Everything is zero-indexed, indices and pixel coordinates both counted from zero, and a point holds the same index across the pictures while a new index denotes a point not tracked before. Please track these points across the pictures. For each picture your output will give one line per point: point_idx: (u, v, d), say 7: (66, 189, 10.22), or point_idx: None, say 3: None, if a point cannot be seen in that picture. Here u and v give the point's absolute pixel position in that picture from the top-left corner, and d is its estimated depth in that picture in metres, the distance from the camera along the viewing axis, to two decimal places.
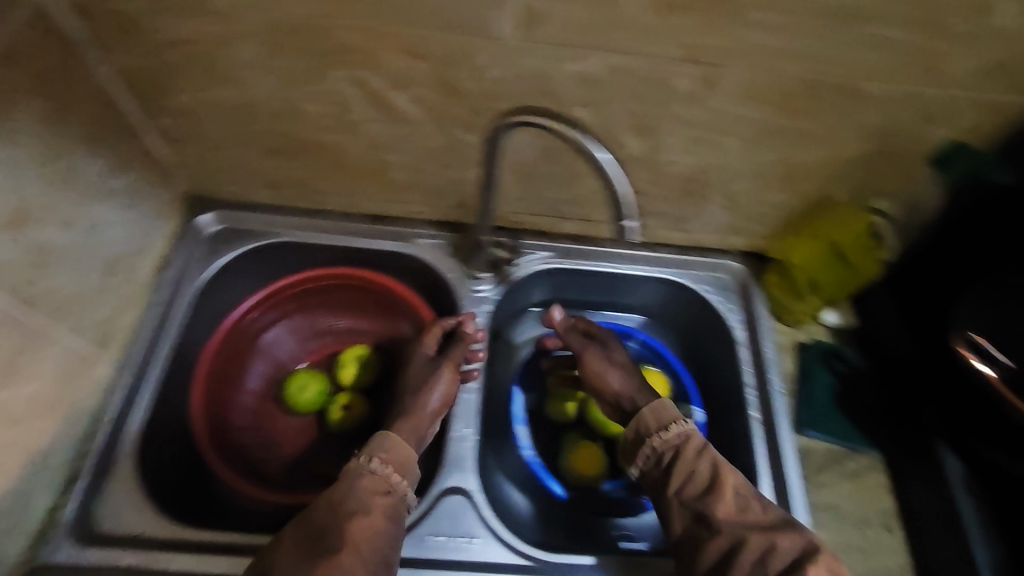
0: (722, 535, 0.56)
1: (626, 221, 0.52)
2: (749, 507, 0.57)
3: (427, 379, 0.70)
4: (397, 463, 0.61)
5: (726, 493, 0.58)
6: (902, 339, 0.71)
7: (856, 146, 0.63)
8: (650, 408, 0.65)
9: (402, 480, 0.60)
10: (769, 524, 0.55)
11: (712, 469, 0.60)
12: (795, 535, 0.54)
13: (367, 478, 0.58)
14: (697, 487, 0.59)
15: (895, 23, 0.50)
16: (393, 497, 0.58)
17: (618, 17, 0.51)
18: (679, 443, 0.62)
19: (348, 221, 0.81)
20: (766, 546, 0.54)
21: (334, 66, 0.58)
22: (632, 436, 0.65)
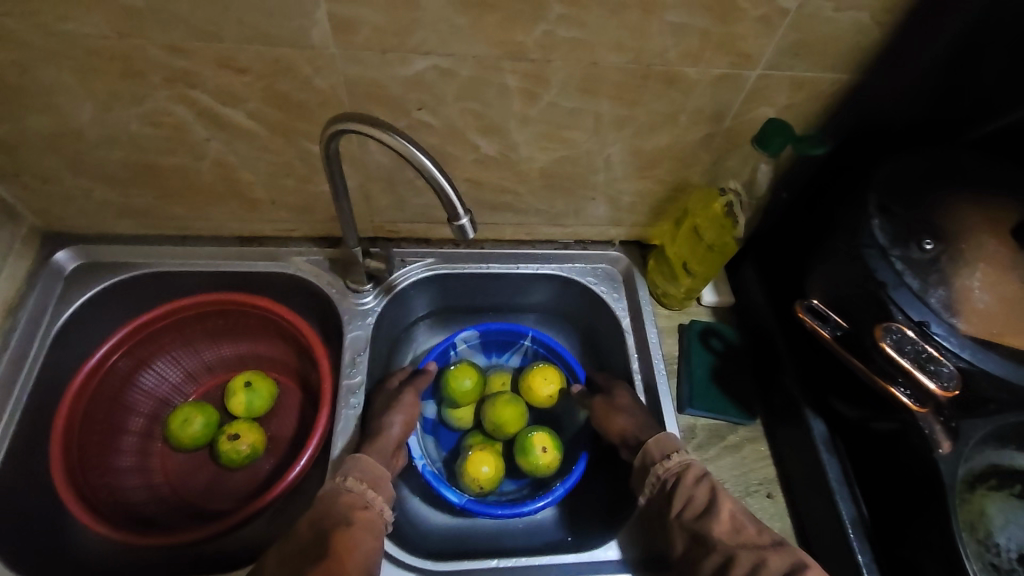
0: (716, 551, 0.53)
1: (460, 220, 0.52)
2: (746, 529, 0.53)
3: (392, 403, 0.70)
4: (369, 479, 0.59)
5: (721, 513, 0.54)
6: (768, 311, 0.76)
7: (693, 130, 0.66)
8: (654, 438, 0.63)
9: (378, 496, 0.58)
10: (762, 544, 0.51)
11: (709, 491, 0.57)
12: (785, 553, 0.50)
13: (345, 496, 0.57)
14: (696, 509, 0.56)
15: (691, 10, 0.52)
16: (371, 512, 0.57)
17: (428, 20, 0.51)
18: (680, 471, 0.60)
19: (222, 245, 0.79)
20: (758, 563, 0.50)
21: (156, 85, 0.56)
22: (639, 466, 0.63)
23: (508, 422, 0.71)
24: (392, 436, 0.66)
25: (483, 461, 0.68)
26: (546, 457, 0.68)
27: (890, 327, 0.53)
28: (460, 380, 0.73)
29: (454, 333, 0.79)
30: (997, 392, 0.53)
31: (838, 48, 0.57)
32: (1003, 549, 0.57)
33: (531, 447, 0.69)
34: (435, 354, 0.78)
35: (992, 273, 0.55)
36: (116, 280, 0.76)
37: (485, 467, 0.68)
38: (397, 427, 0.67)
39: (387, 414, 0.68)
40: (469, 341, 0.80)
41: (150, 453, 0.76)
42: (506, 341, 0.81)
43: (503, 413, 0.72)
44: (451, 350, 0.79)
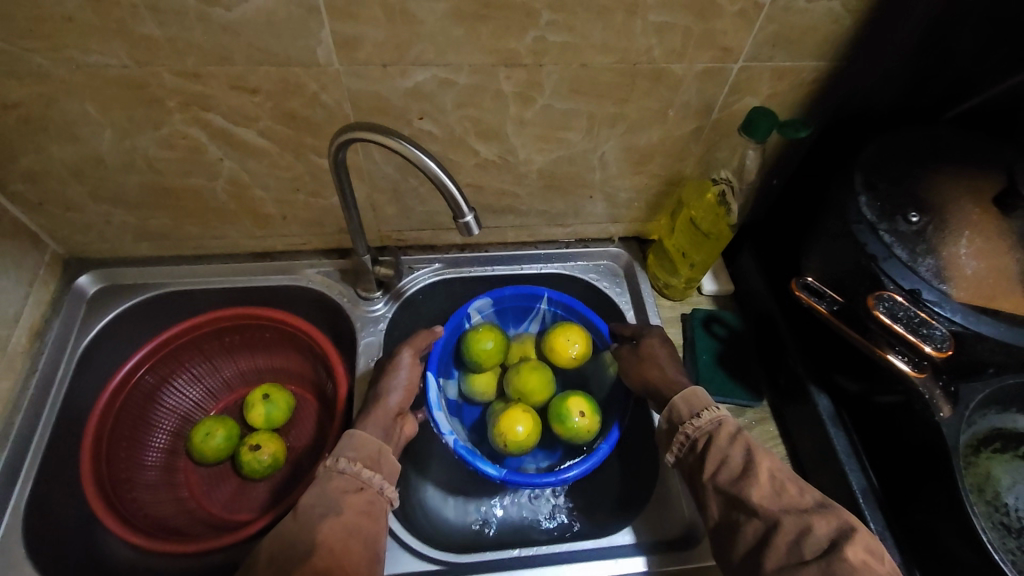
0: (756, 517, 0.54)
1: (466, 217, 0.54)
2: (787, 489, 0.55)
3: (386, 380, 0.70)
4: (365, 459, 0.61)
5: (759, 476, 0.56)
6: (766, 295, 0.78)
7: (683, 124, 0.69)
8: (682, 397, 0.65)
9: (375, 475, 0.60)
10: (805, 507, 0.53)
11: (743, 451, 0.58)
12: (830, 517, 0.52)
13: (337, 478, 0.59)
14: (731, 471, 0.57)
15: (672, 10, 0.56)
16: (366, 493, 0.59)
17: (425, 33, 0.55)
18: (712, 429, 0.61)
19: (236, 262, 0.82)
20: (803, 527, 0.51)
21: (171, 109, 0.60)
22: (667, 424, 0.65)
23: (536, 383, 0.73)
24: (390, 405, 0.68)
25: (518, 420, 0.69)
26: (584, 422, 0.70)
27: (882, 296, 0.55)
28: (483, 343, 0.74)
29: (467, 305, 0.80)
30: (994, 353, 0.55)
31: (814, 37, 0.60)
32: (1012, 508, 0.58)
33: (568, 413, 0.70)
34: (450, 328, 0.78)
35: (978, 241, 0.57)
36: (137, 301, 0.79)
37: (521, 427, 0.69)
38: (394, 395, 0.69)
39: (387, 389, 0.69)
40: (483, 311, 0.80)
41: (175, 467, 0.78)
42: (520, 311, 0.82)
43: (530, 374, 0.73)
44: (466, 322, 0.80)
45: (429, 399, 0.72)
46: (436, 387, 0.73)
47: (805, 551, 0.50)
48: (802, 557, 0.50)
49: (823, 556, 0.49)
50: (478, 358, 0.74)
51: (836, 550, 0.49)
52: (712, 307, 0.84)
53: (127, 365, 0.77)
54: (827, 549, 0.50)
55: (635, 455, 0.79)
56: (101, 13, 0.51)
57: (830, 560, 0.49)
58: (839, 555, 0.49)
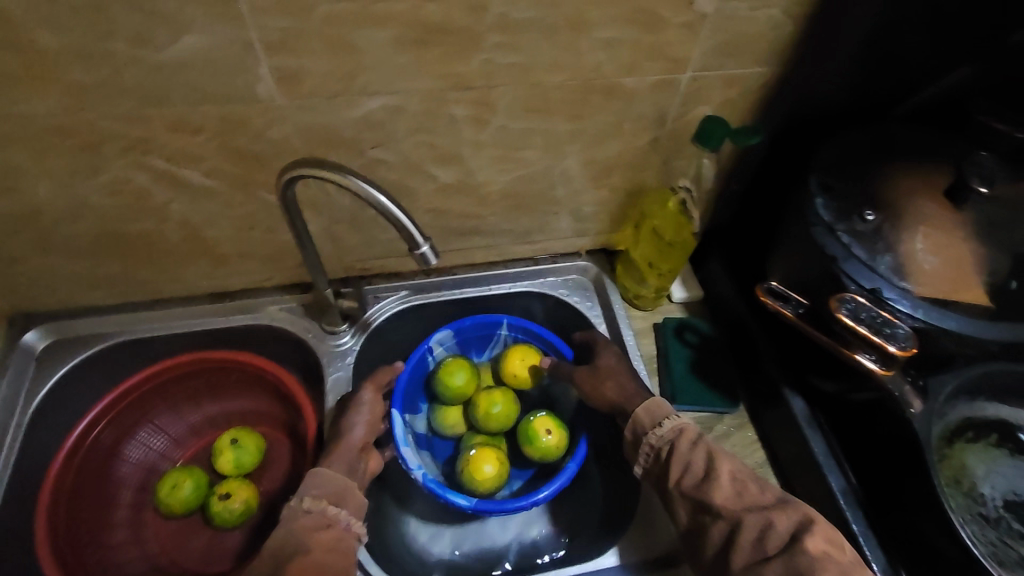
0: (721, 518, 0.53)
1: (421, 248, 0.52)
2: (747, 490, 0.54)
3: (351, 411, 0.69)
4: (330, 495, 0.59)
5: (720, 478, 0.55)
6: (736, 299, 0.78)
7: (638, 136, 0.69)
8: (643, 408, 0.63)
9: (342, 511, 0.58)
10: (767, 503, 0.53)
11: (705, 456, 0.58)
12: (790, 511, 0.52)
13: (303, 518, 0.56)
14: (694, 476, 0.57)
15: (617, 26, 0.55)
16: (335, 530, 0.56)
17: (368, 63, 0.54)
18: (674, 437, 0.60)
19: (195, 304, 0.79)
20: (765, 524, 0.51)
21: (111, 155, 0.57)
22: (631, 436, 0.64)
23: (501, 412, 0.72)
24: (353, 440, 0.66)
25: (486, 461, 0.68)
26: (553, 440, 0.69)
27: (845, 297, 0.55)
28: (454, 376, 0.72)
29: (428, 338, 0.78)
30: (957, 344, 0.56)
31: (759, 45, 0.61)
32: (988, 498, 0.59)
33: (536, 434, 0.69)
34: (413, 363, 0.76)
35: (934, 235, 0.58)
36: (90, 353, 0.76)
37: (489, 467, 0.68)
38: (358, 430, 0.67)
39: (350, 421, 0.68)
40: (445, 343, 0.79)
41: (143, 523, 0.74)
42: (483, 337, 0.80)
43: (496, 405, 0.72)
44: (428, 356, 0.77)
45: (395, 436, 0.70)
46: (402, 423, 0.71)
47: (768, 548, 0.50)
48: (767, 552, 0.50)
49: (785, 549, 0.49)
50: (448, 391, 0.73)
51: (797, 543, 0.49)
52: (683, 315, 0.84)
53: (82, 422, 0.74)
54: (789, 543, 0.49)
55: (615, 472, 0.78)
56: (28, 63, 0.49)
57: (791, 553, 0.48)
58: (799, 547, 0.48)
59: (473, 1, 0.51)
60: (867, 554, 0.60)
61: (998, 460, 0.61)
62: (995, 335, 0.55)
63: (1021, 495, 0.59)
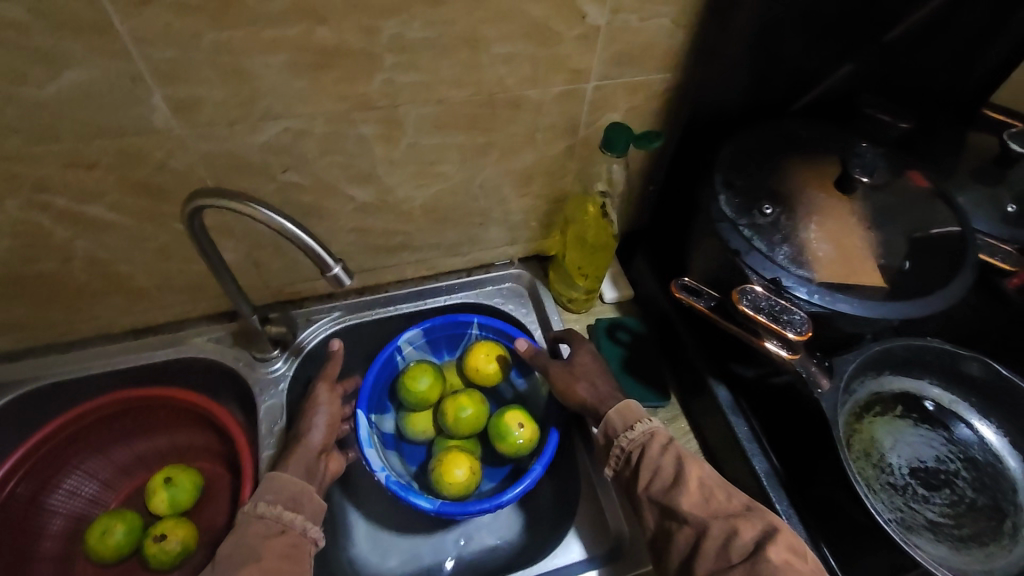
0: (687, 525, 0.55)
1: (333, 269, 0.52)
2: (715, 497, 0.55)
3: (309, 409, 0.68)
4: (286, 500, 0.59)
5: (689, 483, 0.56)
6: (662, 297, 0.81)
7: (552, 145, 0.70)
8: (616, 410, 0.65)
9: (298, 516, 0.58)
10: (733, 511, 0.54)
11: (675, 460, 0.59)
12: (755, 519, 0.53)
13: (256, 525, 0.57)
14: (663, 480, 0.58)
15: (512, 41, 0.57)
16: (289, 536, 0.57)
17: (264, 88, 0.54)
18: (645, 441, 0.62)
19: (116, 342, 0.77)
20: (730, 530, 0.52)
21: (4, 196, 0.55)
22: (604, 438, 0.65)
23: (471, 415, 0.71)
24: (313, 442, 0.65)
25: (458, 464, 0.68)
26: (524, 434, 0.70)
27: (745, 289, 0.58)
28: (419, 381, 0.72)
29: (397, 337, 0.78)
30: (854, 326, 0.59)
31: (655, 52, 0.64)
32: (896, 467, 0.62)
33: (508, 429, 0.70)
34: (380, 362, 0.76)
35: (827, 224, 0.62)
36: (4, 401, 0.72)
37: (460, 471, 0.67)
38: (316, 433, 0.66)
39: (308, 419, 0.67)
40: (414, 343, 0.79)
41: (72, 574, 0.71)
42: (453, 338, 0.81)
43: (466, 408, 0.71)
44: (398, 355, 0.78)
45: (360, 437, 0.70)
46: (367, 424, 0.71)
47: (732, 555, 0.52)
48: (730, 560, 0.52)
49: (749, 557, 0.51)
50: (414, 397, 0.72)
51: (760, 551, 0.50)
52: (615, 314, 0.86)
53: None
54: (752, 551, 0.51)
55: (563, 475, 0.79)
56: None
57: (754, 561, 0.50)
58: (763, 556, 0.50)
59: (365, 24, 0.51)
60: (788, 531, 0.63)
61: (903, 430, 0.65)
62: (888, 314, 0.58)
63: (925, 461, 0.63)
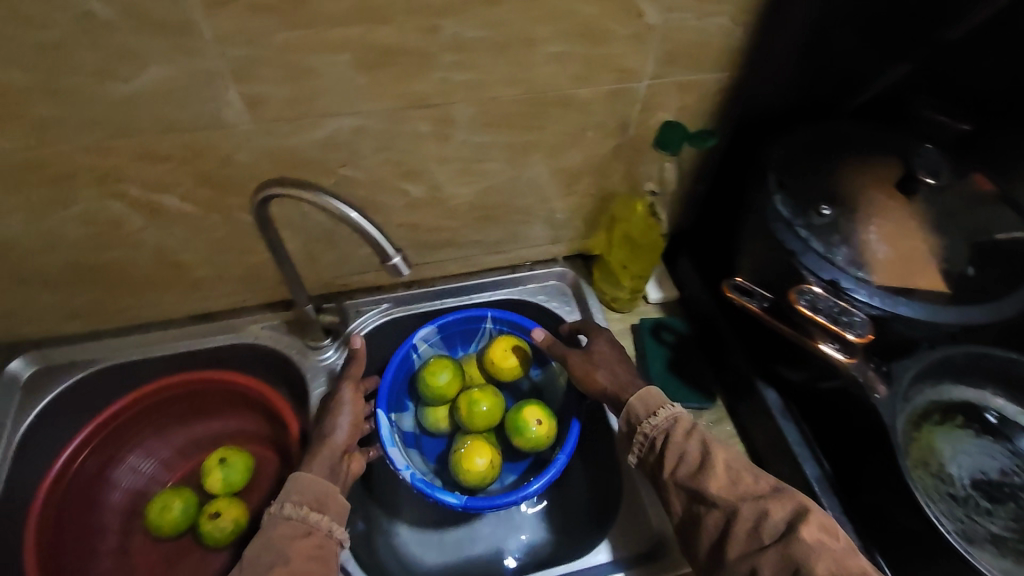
0: (716, 508, 0.54)
1: (392, 259, 0.54)
2: (742, 479, 0.55)
3: (334, 406, 0.70)
4: (312, 501, 0.59)
5: (715, 467, 0.56)
6: (708, 298, 0.80)
7: (600, 144, 0.71)
8: (637, 397, 0.64)
9: (323, 517, 0.59)
10: (761, 493, 0.54)
11: (700, 445, 0.58)
12: (784, 499, 0.52)
13: (282, 526, 0.57)
14: (689, 466, 0.57)
15: (566, 40, 0.58)
16: (315, 537, 0.57)
17: (326, 85, 0.56)
18: (668, 426, 0.61)
19: (178, 327, 0.80)
20: (759, 512, 0.52)
21: (85, 185, 0.59)
22: (626, 425, 0.65)
23: (486, 409, 0.72)
24: (336, 443, 0.66)
25: (478, 453, 0.69)
26: (542, 429, 0.70)
27: (802, 289, 0.57)
28: (437, 375, 0.73)
29: (413, 335, 0.79)
30: (913, 330, 0.58)
31: (708, 51, 0.63)
32: (957, 478, 0.60)
33: (525, 423, 0.70)
34: (397, 361, 0.77)
35: (887, 226, 0.60)
36: (74, 380, 0.76)
37: (481, 460, 0.68)
38: (340, 433, 0.67)
39: (331, 419, 0.68)
40: (429, 340, 0.80)
41: (131, 548, 0.75)
42: (468, 333, 0.82)
43: (482, 401, 0.72)
44: (413, 353, 0.79)
45: (382, 436, 0.71)
46: (388, 423, 0.72)
47: (764, 537, 0.51)
48: (762, 541, 0.51)
49: (781, 538, 0.50)
50: (432, 391, 0.73)
51: (791, 532, 0.50)
52: (659, 315, 0.86)
53: (66, 450, 0.74)
54: (785, 531, 0.50)
55: (603, 473, 0.79)
56: None
57: (787, 542, 0.49)
58: (795, 536, 0.49)
59: (425, 24, 0.53)
60: None
61: (963, 440, 0.63)
62: (952, 318, 0.56)
63: (989, 473, 0.61)
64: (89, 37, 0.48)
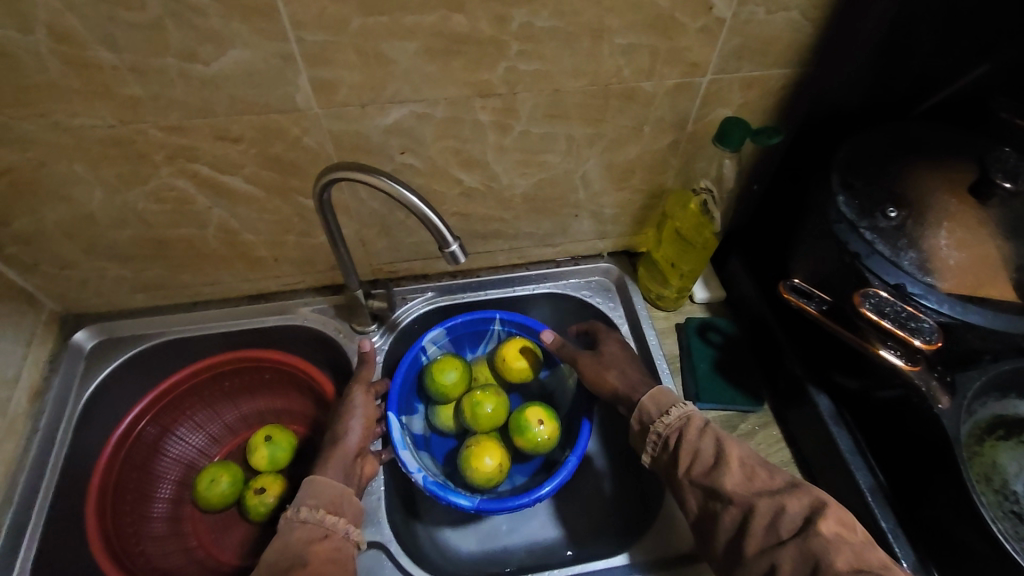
0: (732, 505, 0.54)
1: (451, 247, 0.54)
2: (757, 476, 0.55)
3: (344, 410, 0.70)
4: (327, 504, 0.61)
5: (731, 464, 0.55)
6: (759, 300, 0.78)
7: (659, 139, 0.70)
8: (649, 398, 0.64)
9: (339, 520, 0.60)
10: (777, 489, 0.53)
11: (714, 442, 0.58)
12: (802, 495, 0.52)
13: (299, 529, 0.58)
14: (703, 463, 0.57)
15: (635, 32, 0.57)
16: (333, 540, 0.58)
17: (397, 72, 0.56)
18: (681, 425, 0.60)
19: (232, 305, 0.83)
20: (776, 507, 0.51)
21: (159, 163, 0.61)
22: (637, 425, 0.64)
23: (490, 409, 0.72)
24: (348, 445, 0.67)
25: (488, 453, 0.69)
26: (545, 430, 0.70)
27: (868, 293, 0.55)
28: (442, 376, 0.73)
29: (422, 337, 0.79)
30: (984, 341, 0.56)
31: (777, 47, 0.62)
32: (1022, 496, 0.58)
33: (528, 424, 0.70)
34: (407, 362, 0.77)
35: (959, 231, 0.58)
36: (134, 352, 0.80)
37: (490, 460, 0.68)
38: (353, 436, 0.68)
39: (342, 423, 0.69)
40: (438, 342, 0.80)
41: (183, 518, 0.77)
42: (477, 335, 0.82)
43: (486, 401, 0.72)
44: (422, 355, 0.79)
45: (394, 439, 0.70)
46: (400, 427, 0.72)
47: (782, 532, 0.50)
48: (780, 537, 0.50)
49: (799, 532, 0.50)
50: (439, 391, 0.73)
51: (810, 526, 0.49)
52: (705, 315, 0.85)
53: (125, 419, 0.77)
54: (803, 526, 0.50)
55: (641, 470, 0.78)
56: (85, 78, 0.53)
57: (805, 536, 0.49)
58: (814, 529, 0.49)
59: (498, 13, 0.53)
60: (896, 551, 0.60)
61: None
62: (1023, 329, 0.54)
63: None
64: (177, 19, 0.49)
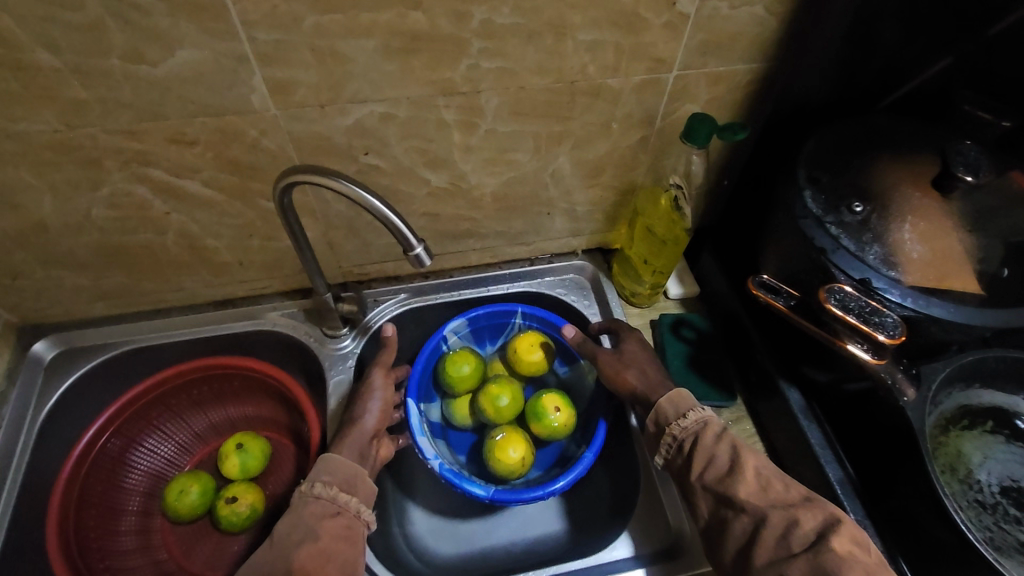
0: (744, 513, 0.54)
1: (415, 249, 0.53)
2: (772, 486, 0.54)
3: (364, 394, 0.70)
4: (340, 482, 0.60)
5: (746, 472, 0.55)
6: (729, 295, 0.79)
7: (628, 136, 0.70)
8: (667, 399, 0.64)
9: (352, 498, 0.59)
10: (792, 501, 0.53)
11: (730, 450, 0.58)
12: (816, 509, 0.52)
13: (313, 504, 0.57)
14: (718, 469, 0.57)
15: (599, 28, 0.56)
16: (343, 518, 0.58)
17: (357, 71, 0.55)
18: (698, 429, 0.61)
19: (199, 312, 0.81)
20: (790, 521, 0.51)
21: (112, 169, 0.59)
22: (654, 425, 0.65)
23: (507, 402, 0.71)
24: (366, 427, 0.67)
25: (512, 445, 0.68)
26: (561, 418, 0.70)
27: (833, 288, 0.55)
28: (458, 367, 0.73)
29: (443, 326, 0.79)
30: (948, 333, 0.57)
31: (743, 42, 0.62)
32: (985, 484, 0.59)
33: (545, 411, 0.70)
34: (427, 351, 0.77)
35: (922, 224, 0.58)
36: (96, 362, 0.78)
37: (514, 452, 0.68)
38: (370, 417, 0.68)
39: (362, 405, 0.69)
40: (459, 332, 0.80)
41: (153, 530, 0.75)
42: (497, 327, 0.82)
43: (502, 393, 0.71)
44: (443, 344, 0.78)
45: (411, 425, 0.70)
46: (417, 412, 0.72)
47: (793, 545, 0.50)
48: (791, 550, 0.50)
49: (811, 547, 0.49)
50: (454, 383, 0.73)
51: (822, 541, 0.49)
52: (679, 310, 0.85)
53: (88, 432, 0.74)
54: (815, 541, 0.49)
55: (619, 467, 0.78)
56: (26, 81, 0.50)
57: (816, 551, 0.48)
58: (826, 546, 0.48)
59: (457, 10, 0.52)
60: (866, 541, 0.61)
61: (992, 446, 0.62)
62: (984, 321, 0.55)
63: (1019, 480, 0.60)
64: (120, 19, 0.47)
